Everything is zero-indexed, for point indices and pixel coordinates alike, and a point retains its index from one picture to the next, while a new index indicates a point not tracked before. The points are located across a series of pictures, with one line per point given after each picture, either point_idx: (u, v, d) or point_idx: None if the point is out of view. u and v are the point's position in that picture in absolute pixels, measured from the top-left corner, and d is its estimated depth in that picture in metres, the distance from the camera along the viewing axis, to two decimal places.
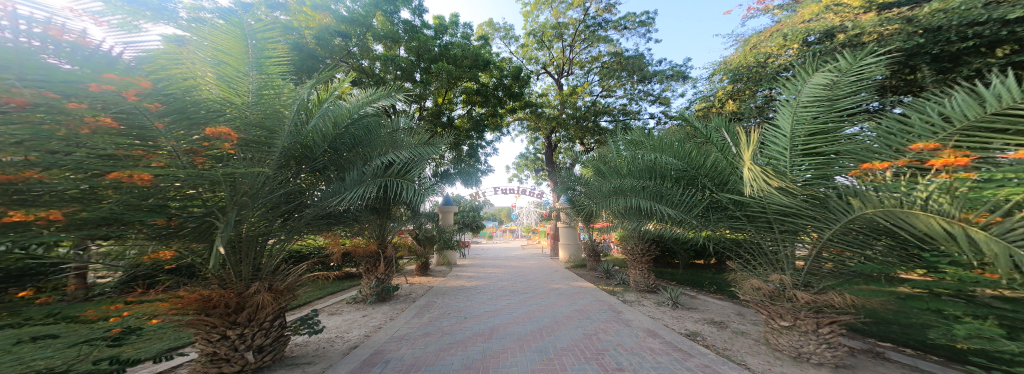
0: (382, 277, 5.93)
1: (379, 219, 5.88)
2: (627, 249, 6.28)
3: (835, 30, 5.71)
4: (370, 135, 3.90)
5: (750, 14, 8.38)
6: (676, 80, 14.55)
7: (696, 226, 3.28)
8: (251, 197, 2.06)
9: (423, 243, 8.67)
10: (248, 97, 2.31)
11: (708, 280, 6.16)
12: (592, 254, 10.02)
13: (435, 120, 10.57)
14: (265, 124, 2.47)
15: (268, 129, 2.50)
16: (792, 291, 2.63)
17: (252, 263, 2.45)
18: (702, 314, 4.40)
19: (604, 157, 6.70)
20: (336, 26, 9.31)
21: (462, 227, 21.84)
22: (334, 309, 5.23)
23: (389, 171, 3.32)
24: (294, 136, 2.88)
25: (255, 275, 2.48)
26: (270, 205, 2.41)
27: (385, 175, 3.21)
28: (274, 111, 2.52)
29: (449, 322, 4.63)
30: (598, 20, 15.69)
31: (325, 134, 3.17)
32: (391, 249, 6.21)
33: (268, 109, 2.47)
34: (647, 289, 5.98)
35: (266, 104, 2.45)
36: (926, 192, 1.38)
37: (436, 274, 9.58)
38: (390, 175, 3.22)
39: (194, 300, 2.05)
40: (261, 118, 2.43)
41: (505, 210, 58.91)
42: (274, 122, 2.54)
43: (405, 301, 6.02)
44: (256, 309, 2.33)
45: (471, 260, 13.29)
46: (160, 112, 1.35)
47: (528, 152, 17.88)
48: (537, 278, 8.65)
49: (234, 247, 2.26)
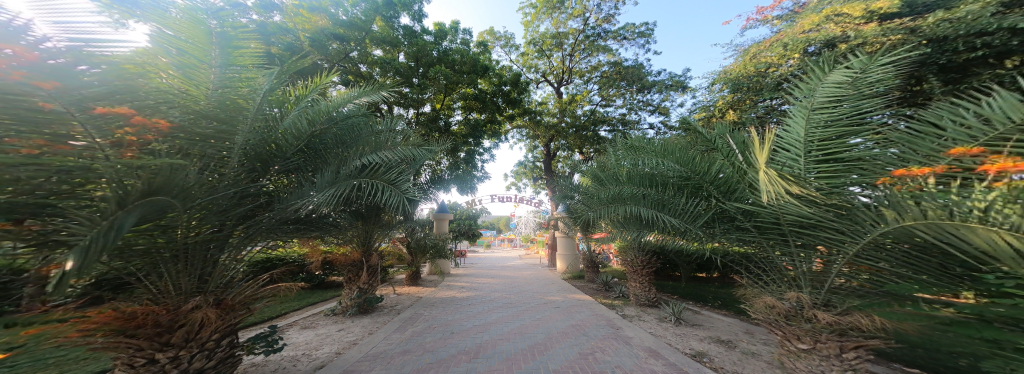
0: (364, 286, 5.61)
1: (365, 225, 5.63)
2: (626, 261, 5.98)
3: (837, 40, 5.65)
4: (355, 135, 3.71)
5: (749, 25, 8.38)
6: (675, 90, 14.51)
7: (700, 238, 3.04)
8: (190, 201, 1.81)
9: (414, 251, 8.37)
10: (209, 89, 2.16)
11: (711, 295, 5.84)
12: (590, 265, 9.73)
13: (431, 124, 10.43)
14: (221, 117, 2.23)
15: (226, 123, 2.26)
16: (811, 311, 2.24)
17: (198, 273, 2.27)
18: (707, 332, 4.08)
19: (604, 165, 6.51)
20: (333, 29, 9.23)
21: (459, 235, 21.45)
22: (309, 322, 4.96)
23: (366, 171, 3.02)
24: (257, 132, 2.63)
25: (198, 288, 2.28)
26: (218, 208, 2.14)
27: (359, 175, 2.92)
28: (235, 105, 2.30)
29: (433, 338, 4.32)
30: (597, 30, 15.85)
31: (298, 133, 2.97)
32: (376, 257, 5.89)
33: (228, 102, 2.26)
34: (648, 303, 5.58)
35: (224, 96, 2.24)
36: (989, 201, 1.12)
37: (427, 284, 9.25)
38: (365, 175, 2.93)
39: (114, 317, 1.79)
40: (216, 110, 2.20)
41: (503, 220, 58.64)
42: (234, 117, 2.31)
43: (389, 313, 5.69)
44: (196, 328, 2.07)
45: (466, 269, 12.98)
46: (60, 91, 1.13)
47: (527, 159, 17.77)
48: (532, 289, 8.33)
49: (175, 257, 2.08)
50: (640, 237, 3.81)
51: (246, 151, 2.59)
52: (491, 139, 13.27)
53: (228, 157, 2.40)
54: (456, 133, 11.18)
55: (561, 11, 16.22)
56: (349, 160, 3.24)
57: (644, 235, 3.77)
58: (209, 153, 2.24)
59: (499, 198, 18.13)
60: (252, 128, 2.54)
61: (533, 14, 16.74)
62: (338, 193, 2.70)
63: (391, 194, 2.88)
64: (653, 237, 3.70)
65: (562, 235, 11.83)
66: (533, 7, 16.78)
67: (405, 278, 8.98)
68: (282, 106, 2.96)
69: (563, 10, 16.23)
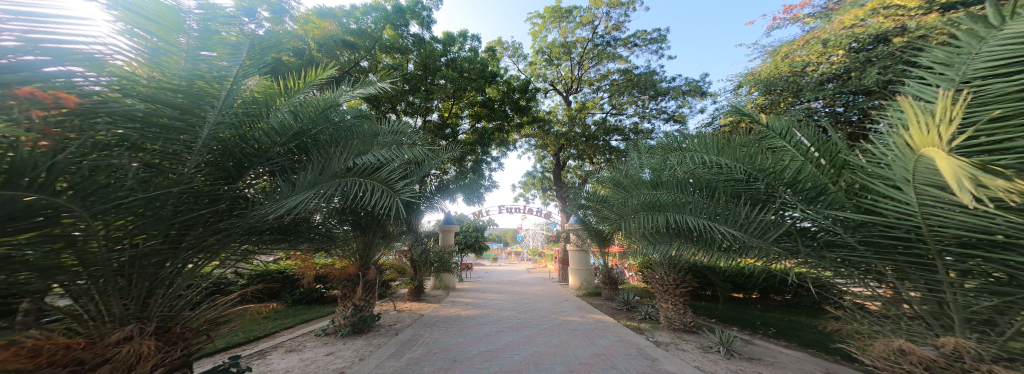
0: (360, 303, 5.06)
1: (363, 236, 5.14)
2: (655, 278, 5.27)
3: (890, 34, 5.31)
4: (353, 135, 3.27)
5: (777, 24, 7.90)
6: (692, 96, 14.01)
7: (773, 255, 2.41)
8: (83, 201, 1.24)
9: (417, 264, 7.82)
10: (176, 76, 1.79)
11: (757, 319, 5.09)
12: (606, 281, 8.99)
13: (438, 131, 10.10)
14: (180, 105, 1.79)
15: (187, 112, 1.82)
16: (983, 363, 1.55)
17: (141, 295, 1.99)
18: (771, 369, 3.36)
19: (625, 172, 5.94)
20: (342, 35, 9.06)
21: (464, 247, 20.72)
22: (295, 346, 4.45)
23: (355, 171, 2.55)
24: (234, 125, 2.17)
25: (136, 314, 1.97)
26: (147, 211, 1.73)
27: (346, 174, 2.44)
28: (202, 90, 1.86)
29: (433, 367, 3.70)
30: (606, 38, 15.63)
31: (285, 126, 2.55)
32: (374, 271, 5.35)
33: (191, 87, 1.83)
34: (683, 328, 4.81)
35: (189, 80, 1.82)
36: None
37: (430, 299, 8.63)
38: (354, 175, 2.45)
39: (13, 353, 1.45)
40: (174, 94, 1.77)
41: (509, 233, 58.07)
42: (200, 104, 1.87)
43: (386, 334, 5.10)
44: (126, 364, 1.72)
45: (471, 284, 12.31)
46: None
47: (535, 169, 17.32)
48: (543, 308, 7.62)
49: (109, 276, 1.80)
50: (687, 251, 3.27)
51: (216, 146, 2.12)
52: (499, 148, 12.85)
53: (189, 151, 1.93)
54: (463, 141, 10.83)
55: (569, 20, 16.13)
56: (342, 160, 2.77)
57: (691, 249, 3.25)
58: (163, 148, 1.79)
59: (505, 209, 17.53)
60: (229, 120, 2.09)
61: (542, 24, 16.71)
62: (322, 196, 2.21)
63: (385, 198, 2.40)
64: (703, 252, 3.16)
65: (574, 248, 11.13)
66: (542, 18, 16.76)
67: (407, 293, 8.41)
68: (266, 97, 2.51)
69: (571, 20, 16.16)
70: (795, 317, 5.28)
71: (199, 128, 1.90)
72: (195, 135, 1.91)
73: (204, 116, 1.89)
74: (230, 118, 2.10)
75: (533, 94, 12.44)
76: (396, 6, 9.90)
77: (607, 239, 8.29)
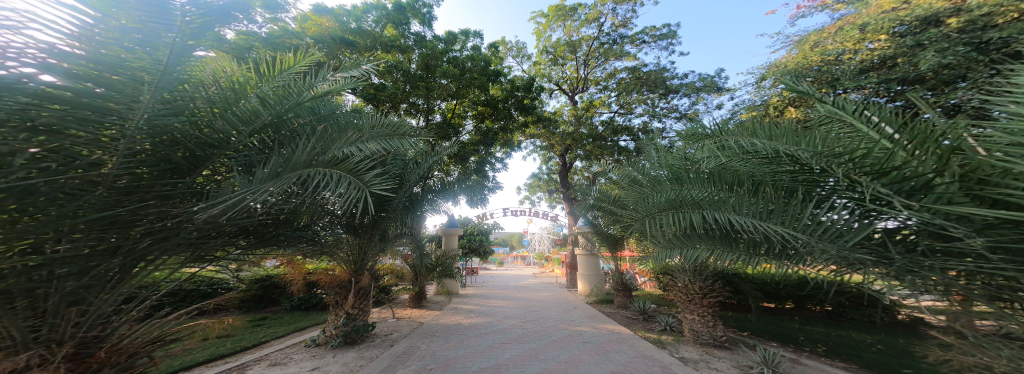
0: (352, 312, 4.65)
1: (356, 239, 4.76)
2: (678, 286, 4.74)
3: (943, 14, 5.02)
4: (341, 132, 2.87)
5: (801, 13, 7.40)
6: (706, 93, 13.47)
7: (852, 267, 1.86)
8: None
9: (418, 269, 7.42)
10: (109, 48, 1.42)
11: (800, 335, 4.57)
12: (619, 287, 8.45)
13: (440, 131, 9.76)
14: (102, 81, 1.41)
15: (118, 90, 1.46)
16: None
17: (49, 315, 1.59)
18: None
19: (641, 169, 5.47)
20: (341, 32, 8.79)
21: (468, 252, 20.28)
22: (279, 358, 4.02)
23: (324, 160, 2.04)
24: (189, 112, 1.80)
25: (42, 337, 1.57)
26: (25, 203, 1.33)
27: (310, 164, 1.93)
28: (137, 65, 1.47)
29: None
30: (613, 36, 15.24)
31: (257, 112, 2.17)
32: (368, 277, 4.94)
33: (123, 61, 1.45)
34: (713, 343, 4.27)
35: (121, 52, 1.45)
36: None
37: (432, 306, 8.19)
38: (318, 164, 1.94)
39: None
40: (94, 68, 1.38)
41: (513, 237, 57.46)
42: (136, 83, 1.50)
43: (381, 346, 4.67)
44: None
45: (475, 289, 11.84)
46: None
47: (540, 171, 16.88)
48: (551, 315, 7.12)
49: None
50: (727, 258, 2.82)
51: (163, 136, 1.74)
52: (503, 149, 12.47)
53: (116, 138, 1.55)
54: (466, 141, 10.48)
55: (574, 18, 15.80)
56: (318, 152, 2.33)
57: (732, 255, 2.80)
58: (86, 132, 1.43)
59: (510, 212, 17.07)
60: (179, 103, 1.70)
61: (545, 24, 16.43)
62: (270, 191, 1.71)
63: (345, 190, 1.82)
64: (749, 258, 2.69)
65: (583, 252, 10.61)
66: (545, 17, 16.47)
67: (407, 299, 8.00)
68: (241, 82, 2.15)
69: (576, 18, 15.83)
70: (843, 332, 4.86)
71: (133, 110, 1.53)
72: (125, 117, 1.52)
73: (139, 98, 1.52)
74: (183, 102, 1.72)
75: (538, 93, 12.09)
76: (397, 4, 9.68)
77: (619, 243, 7.79)
